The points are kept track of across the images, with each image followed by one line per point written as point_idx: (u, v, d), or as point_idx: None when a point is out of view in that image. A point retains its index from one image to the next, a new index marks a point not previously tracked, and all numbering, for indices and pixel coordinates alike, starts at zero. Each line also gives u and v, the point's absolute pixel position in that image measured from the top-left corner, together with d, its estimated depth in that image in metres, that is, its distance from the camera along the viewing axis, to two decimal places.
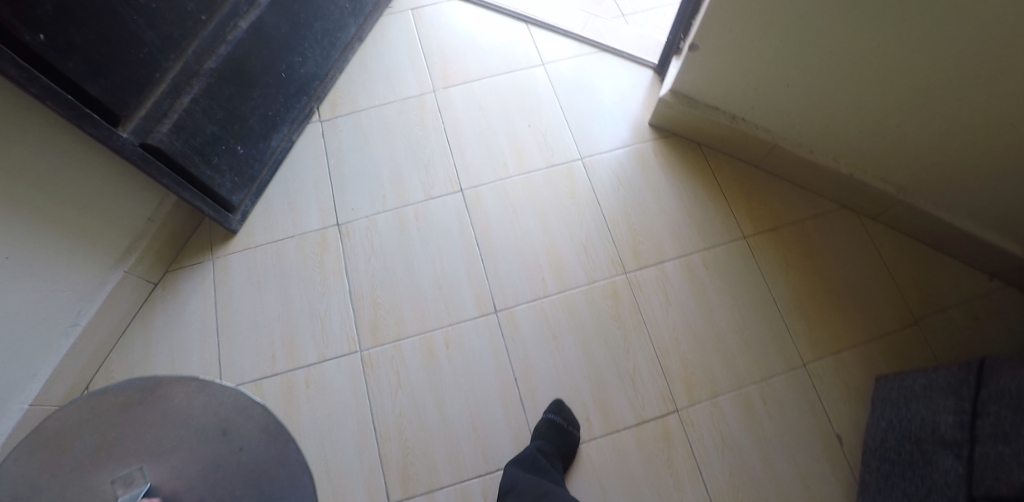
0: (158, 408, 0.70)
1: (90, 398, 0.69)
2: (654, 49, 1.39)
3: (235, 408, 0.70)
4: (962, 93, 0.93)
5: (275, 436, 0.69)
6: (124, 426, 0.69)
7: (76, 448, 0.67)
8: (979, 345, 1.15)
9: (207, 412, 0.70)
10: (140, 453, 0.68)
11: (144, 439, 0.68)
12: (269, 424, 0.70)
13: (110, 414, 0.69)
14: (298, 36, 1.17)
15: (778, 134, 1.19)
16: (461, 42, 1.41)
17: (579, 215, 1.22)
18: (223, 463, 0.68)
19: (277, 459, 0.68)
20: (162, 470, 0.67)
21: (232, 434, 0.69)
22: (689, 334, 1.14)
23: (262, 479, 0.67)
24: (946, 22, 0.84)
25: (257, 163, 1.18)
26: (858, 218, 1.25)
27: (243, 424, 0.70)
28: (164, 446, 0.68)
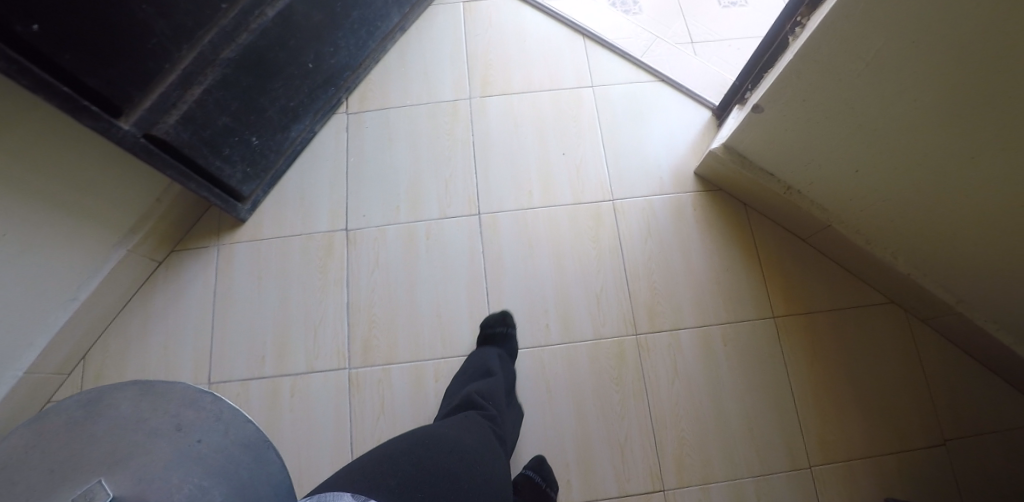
0: (98, 421, 0.60)
1: (27, 426, 0.58)
2: (717, 88, 1.26)
3: (184, 402, 0.62)
4: None
5: (241, 426, 0.62)
6: (74, 445, 0.58)
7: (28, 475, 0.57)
8: (1007, 482, 1.03)
9: (156, 411, 0.61)
10: (97, 468, 0.57)
11: (97, 456, 0.58)
12: (229, 413, 0.62)
13: (51, 437, 0.58)
14: (331, 25, 1.12)
15: (834, 215, 1.07)
16: (509, 48, 1.31)
17: (599, 261, 1.14)
18: (186, 463, 0.59)
19: (251, 445, 0.61)
20: (124, 481, 0.57)
21: (189, 430, 0.60)
22: (692, 412, 1.06)
23: (234, 469, 0.60)
24: None
25: (271, 154, 1.14)
26: (905, 317, 1.13)
27: (198, 417, 0.61)
28: (118, 460, 0.58)
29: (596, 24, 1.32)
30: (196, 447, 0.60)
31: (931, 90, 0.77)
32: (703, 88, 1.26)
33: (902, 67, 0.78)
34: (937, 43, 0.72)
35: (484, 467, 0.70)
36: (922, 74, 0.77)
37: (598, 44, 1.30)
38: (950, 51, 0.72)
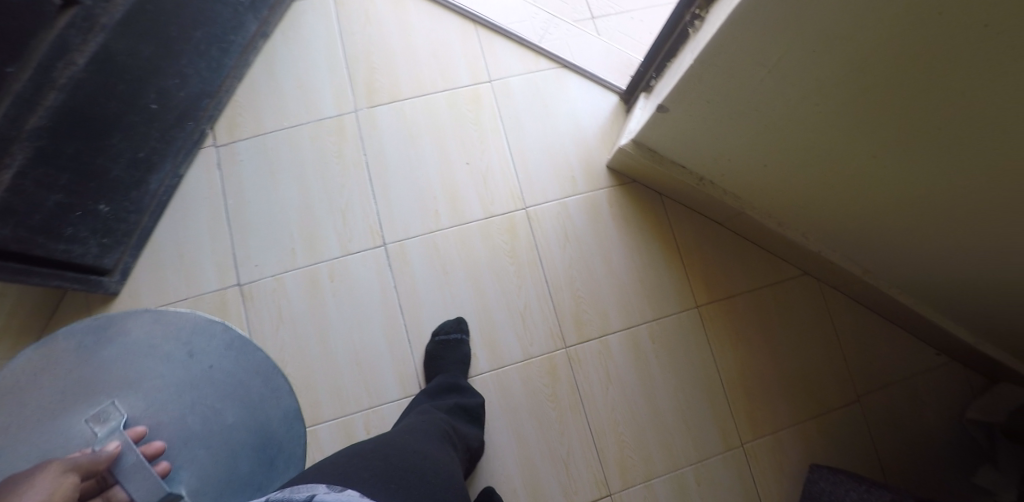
0: (114, 341, 0.79)
1: (36, 349, 0.75)
2: (622, 69, 1.19)
3: (194, 330, 0.80)
4: (955, 211, 0.80)
5: (242, 349, 0.80)
6: (85, 365, 0.76)
7: (39, 385, 0.74)
8: (913, 426, 1.12)
9: (165, 338, 0.80)
10: (112, 389, 0.77)
11: (107, 374, 0.77)
12: (233, 340, 0.80)
13: (64, 359, 0.76)
14: (167, 54, 0.92)
15: (745, 202, 1.06)
16: (393, 44, 1.15)
17: (519, 278, 1.09)
18: (197, 381, 0.78)
19: (251, 369, 0.79)
20: (133, 401, 0.77)
21: (196, 354, 0.80)
22: (629, 415, 1.06)
23: (240, 391, 0.78)
24: (953, 145, 0.70)
25: (131, 215, 1.00)
26: (818, 286, 1.17)
27: (206, 344, 0.80)
28: (131, 380, 0.78)
29: (487, 7, 1.18)
30: (196, 383, 0.78)
31: (833, 94, 0.74)
32: (609, 71, 1.18)
33: (804, 72, 0.73)
34: (850, 49, 0.67)
35: (447, 465, 0.73)
36: (823, 79, 0.72)
37: (492, 31, 1.18)
38: (850, 59, 0.68)
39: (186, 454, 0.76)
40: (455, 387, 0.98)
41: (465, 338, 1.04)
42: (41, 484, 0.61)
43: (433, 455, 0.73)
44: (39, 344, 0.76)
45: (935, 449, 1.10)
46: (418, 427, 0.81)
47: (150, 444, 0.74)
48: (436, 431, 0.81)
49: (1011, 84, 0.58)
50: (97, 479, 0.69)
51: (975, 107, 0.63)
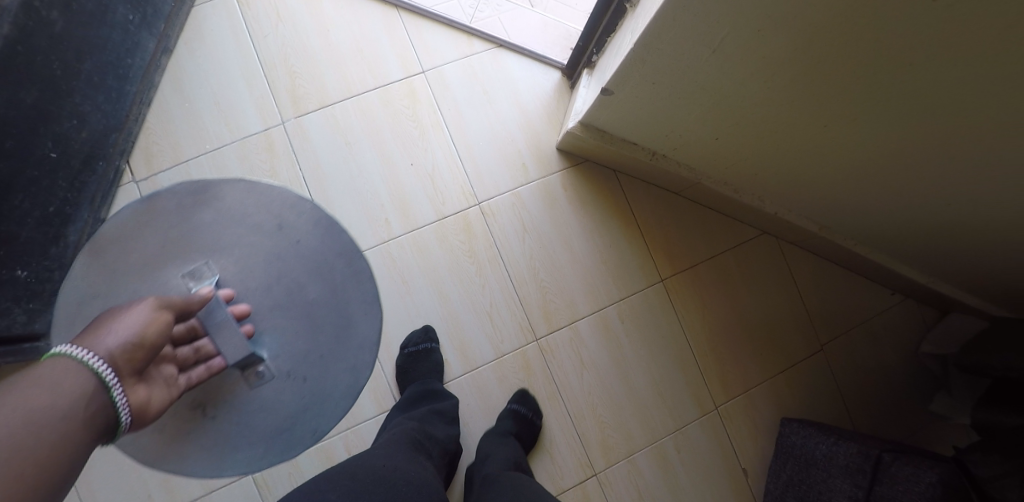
0: (212, 209, 0.67)
1: (139, 204, 0.65)
2: (561, 42, 1.13)
3: (286, 204, 0.68)
4: (907, 169, 0.79)
5: (329, 228, 0.69)
6: (185, 225, 0.66)
7: (131, 251, 0.65)
8: (872, 366, 1.17)
9: (257, 209, 0.68)
10: (203, 250, 0.66)
11: (199, 239, 0.66)
12: (321, 218, 0.69)
13: (167, 220, 0.66)
14: (56, 95, 0.83)
15: (700, 172, 1.04)
16: (311, 43, 1.06)
17: (481, 277, 1.05)
18: (284, 254, 0.68)
19: (335, 250, 0.69)
20: (226, 265, 0.67)
21: (286, 228, 0.68)
22: (607, 398, 1.06)
23: (325, 270, 0.68)
24: (901, 110, 0.68)
25: (54, 272, 0.93)
26: (777, 243, 1.18)
27: (295, 219, 0.68)
28: (222, 244, 0.67)
29: None
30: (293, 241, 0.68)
31: (779, 71, 0.70)
32: (549, 46, 1.12)
33: (747, 53, 0.69)
34: (788, 31, 0.63)
35: (419, 475, 0.71)
36: (767, 58, 0.69)
37: (416, 15, 1.10)
38: (793, 38, 0.64)
39: (270, 321, 0.67)
40: (427, 395, 0.94)
41: (435, 345, 1.01)
42: (136, 311, 0.54)
43: (404, 469, 0.70)
44: (145, 198, 0.65)
45: (894, 384, 1.16)
46: (387, 440, 0.78)
47: (234, 306, 0.65)
48: (406, 440, 0.79)
49: (953, 51, 0.56)
50: (188, 326, 0.62)
51: (920, 76, 0.61)
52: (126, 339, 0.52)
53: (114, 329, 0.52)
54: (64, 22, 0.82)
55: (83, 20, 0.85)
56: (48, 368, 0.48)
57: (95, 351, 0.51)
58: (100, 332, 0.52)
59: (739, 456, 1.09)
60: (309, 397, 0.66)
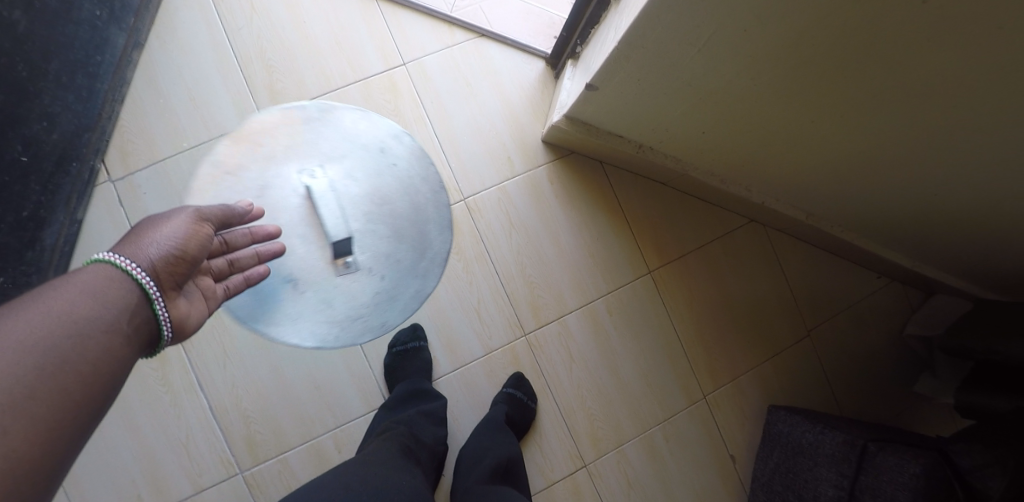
0: (333, 128, 0.83)
1: (282, 108, 0.82)
2: (545, 31, 1.10)
3: (389, 133, 0.85)
4: (893, 160, 0.78)
5: (421, 158, 0.86)
6: (311, 134, 0.82)
7: (264, 146, 0.80)
8: (859, 351, 1.18)
9: (369, 132, 0.84)
10: (321, 156, 0.82)
11: (318, 147, 0.82)
12: (417, 150, 0.85)
13: (298, 126, 0.82)
14: (22, 97, 0.80)
15: (687, 163, 1.03)
16: (287, 37, 1.04)
17: (468, 274, 1.05)
18: (382, 172, 0.83)
19: (423, 176, 0.85)
20: (337, 172, 0.82)
21: (388, 153, 0.84)
22: (595, 391, 1.07)
23: (412, 190, 0.84)
24: (887, 102, 0.67)
25: (32, 275, 0.91)
26: (765, 231, 1.18)
27: (397, 147, 0.85)
28: (334, 154, 0.82)
29: None
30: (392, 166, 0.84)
31: (768, 66, 0.69)
32: (532, 35, 1.10)
33: (735, 48, 0.68)
34: (775, 25, 0.62)
35: (409, 483, 0.72)
36: (755, 53, 0.68)
37: (394, 4, 1.07)
38: (782, 32, 0.63)
39: (361, 221, 0.82)
40: (415, 395, 0.94)
41: (424, 344, 1.01)
42: (176, 222, 0.57)
43: (393, 478, 0.70)
44: (282, 108, 0.81)
45: (880, 367, 1.17)
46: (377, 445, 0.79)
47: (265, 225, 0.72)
48: (397, 446, 0.79)
49: (943, 45, 0.55)
50: (222, 241, 0.67)
51: (908, 69, 0.60)
52: (167, 251, 0.54)
53: (154, 241, 0.54)
54: (27, 22, 0.79)
55: (47, 19, 0.82)
56: (92, 275, 0.50)
57: (137, 260, 0.52)
58: (141, 242, 0.54)
59: (727, 444, 1.11)
60: (385, 291, 0.81)
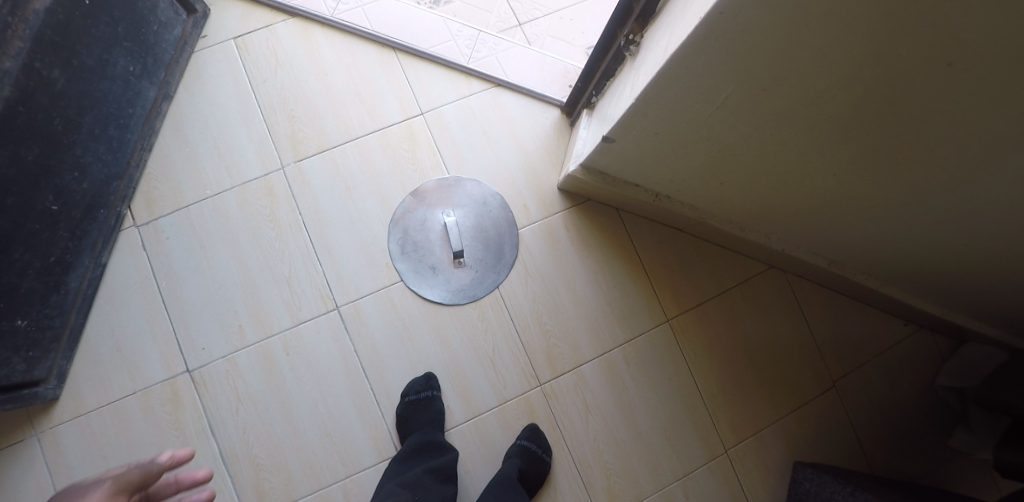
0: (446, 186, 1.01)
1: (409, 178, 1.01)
2: (561, 80, 1.12)
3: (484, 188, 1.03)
4: (921, 209, 0.75)
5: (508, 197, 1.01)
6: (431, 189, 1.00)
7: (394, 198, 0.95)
8: (890, 403, 1.10)
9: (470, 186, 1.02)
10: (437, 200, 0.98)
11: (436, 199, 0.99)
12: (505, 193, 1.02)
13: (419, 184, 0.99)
14: (57, 149, 0.83)
15: (705, 211, 1.01)
16: (310, 88, 1.08)
17: (483, 323, 1.04)
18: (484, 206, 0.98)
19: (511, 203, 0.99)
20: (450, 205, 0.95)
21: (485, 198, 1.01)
22: (612, 443, 1.03)
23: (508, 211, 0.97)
24: (915, 150, 0.64)
25: (54, 318, 0.91)
26: (785, 276, 1.14)
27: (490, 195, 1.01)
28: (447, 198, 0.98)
29: (406, 31, 1.11)
30: (484, 207, 1.07)
31: (788, 121, 0.69)
32: (548, 84, 1.11)
33: (754, 104, 0.68)
34: (795, 80, 0.61)
35: None
36: (774, 110, 0.67)
37: (413, 56, 1.10)
38: (802, 91, 0.62)
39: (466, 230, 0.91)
40: (426, 449, 0.93)
41: (437, 393, 0.99)
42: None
43: None
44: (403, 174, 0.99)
45: (913, 421, 1.10)
46: None
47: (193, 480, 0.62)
48: None
49: (973, 103, 0.53)
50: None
51: (935, 122, 0.59)
52: None
53: None
54: (65, 80, 0.82)
55: (84, 76, 0.85)
56: None
57: None
58: None
59: None
60: None
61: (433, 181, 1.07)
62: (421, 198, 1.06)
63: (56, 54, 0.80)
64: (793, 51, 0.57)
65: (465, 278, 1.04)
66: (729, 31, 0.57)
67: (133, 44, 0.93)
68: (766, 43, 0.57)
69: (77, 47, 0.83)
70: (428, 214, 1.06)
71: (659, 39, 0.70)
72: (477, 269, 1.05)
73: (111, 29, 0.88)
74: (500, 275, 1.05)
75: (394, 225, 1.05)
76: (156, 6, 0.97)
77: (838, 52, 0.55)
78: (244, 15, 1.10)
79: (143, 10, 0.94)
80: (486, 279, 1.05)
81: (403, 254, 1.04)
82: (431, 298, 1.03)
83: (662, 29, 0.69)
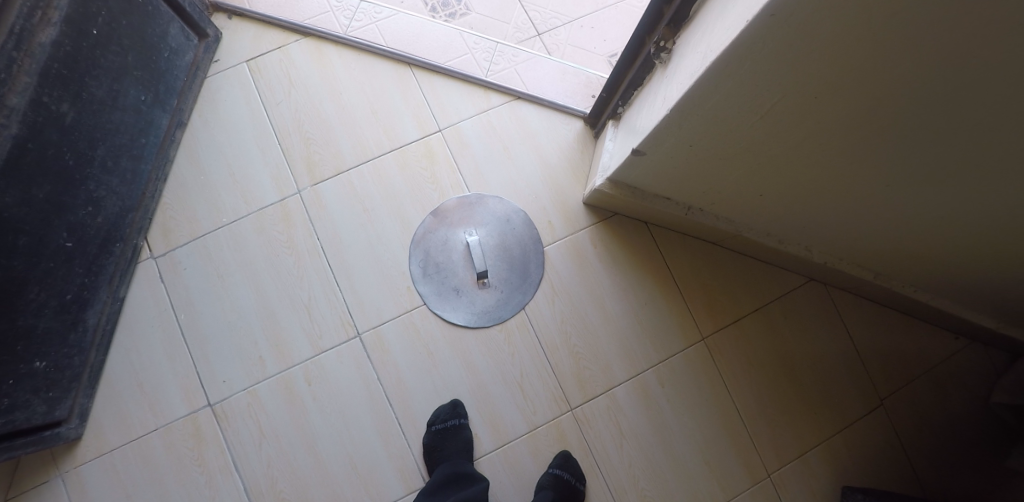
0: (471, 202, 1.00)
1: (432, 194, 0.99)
2: (583, 90, 1.08)
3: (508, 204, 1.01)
4: (989, 220, 0.68)
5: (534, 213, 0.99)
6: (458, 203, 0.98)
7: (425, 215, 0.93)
8: (942, 420, 1.03)
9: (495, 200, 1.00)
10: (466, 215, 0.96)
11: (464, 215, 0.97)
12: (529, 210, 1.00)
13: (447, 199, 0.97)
14: (69, 185, 0.81)
15: (741, 224, 0.96)
16: (325, 109, 1.05)
17: (510, 346, 0.99)
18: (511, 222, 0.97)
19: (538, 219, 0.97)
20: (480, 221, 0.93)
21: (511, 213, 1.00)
22: (650, 470, 0.97)
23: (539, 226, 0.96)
24: (986, 161, 0.58)
25: (73, 357, 0.90)
26: (827, 289, 1.07)
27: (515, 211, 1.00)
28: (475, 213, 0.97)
29: (420, 45, 1.07)
30: (507, 224, 1.03)
31: (837, 133, 0.63)
32: (569, 95, 1.07)
33: (802, 114, 0.62)
34: (851, 87, 0.56)
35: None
36: (822, 119, 0.62)
37: (429, 71, 1.07)
38: (857, 99, 0.57)
39: None
40: (457, 479, 0.89)
41: (464, 421, 0.95)
42: None
43: None
44: None
45: (967, 440, 1.02)
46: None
47: None
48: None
49: None
50: None
51: (1012, 131, 0.52)
52: None
53: None
54: (75, 113, 0.80)
55: (93, 109, 0.83)
56: None
57: None
58: None
59: None
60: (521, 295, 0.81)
61: (454, 200, 1.03)
62: (441, 218, 1.02)
63: (64, 87, 0.77)
64: (850, 59, 0.52)
65: (490, 299, 1.00)
66: (777, 37, 0.52)
67: (143, 72, 0.91)
68: (818, 50, 0.53)
69: (86, 78, 0.81)
70: (450, 234, 1.02)
71: (694, 48, 0.65)
72: (502, 289, 1.01)
73: (121, 59, 0.86)
74: (527, 294, 1.01)
75: (415, 246, 1.01)
76: (167, 33, 0.94)
77: (903, 58, 0.49)
78: (256, 37, 1.08)
79: (153, 36, 0.92)
80: (512, 299, 1.01)
81: (425, 276, 1.01)
82: (455, 321, 0.99)
83: (698, 36, 0.64)
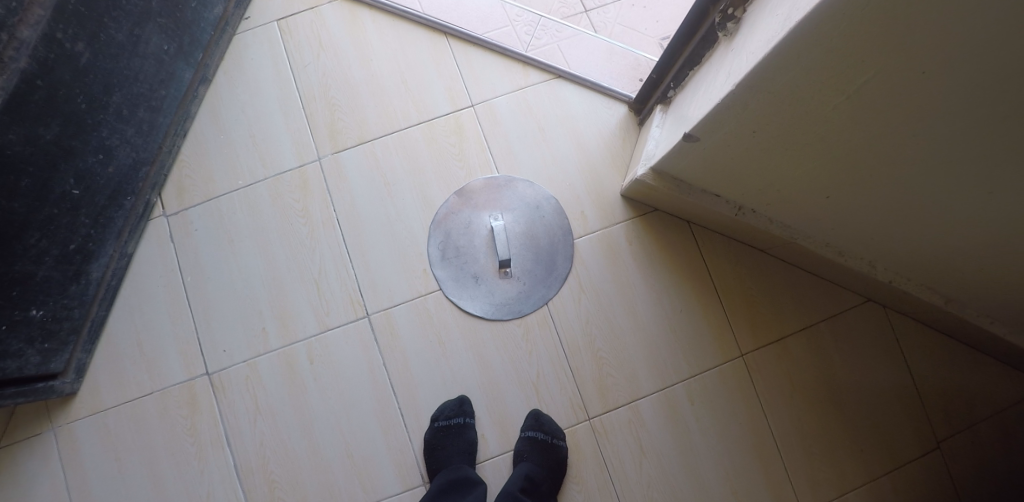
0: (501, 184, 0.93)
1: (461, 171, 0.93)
2: (630, 73, 0.99)
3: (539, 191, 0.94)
4: None
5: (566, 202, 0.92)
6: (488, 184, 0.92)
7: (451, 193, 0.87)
8: (1007, 473, 0.90)
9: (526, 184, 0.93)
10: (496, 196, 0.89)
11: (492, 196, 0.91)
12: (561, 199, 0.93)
13: None
14: (79, 130, 0.76)
15: (798, 230, 0.86)
16: (353, 74, 0.99)
17: (528, 343, 0.92)
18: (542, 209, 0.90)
19: None
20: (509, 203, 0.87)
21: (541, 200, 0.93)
22: (669, 493, 0.88)
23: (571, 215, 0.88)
24: None
25: (73, 309, 0.86)
26: (885, 313, 0.96)
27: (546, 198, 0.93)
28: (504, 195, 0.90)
29: (459, 14, 1.01)
30: (537, 211, 0.95)
31: (936, 126, 0.53)
32: (614, 77, 0.99)
33: (895, 100, 0.53)
34: (962, 71, 0.46)
35: None
36: (921, 108, 0.52)
37: (465, 41, 1.00)
38: (973, 84, 0.46)
39: None
40: (456, 486, 0.82)
41: (470, 420, 0.88)
42: None
43: None
44: None
45: None
46: None
47: None
48: None
49: None
50: None
51: None
52: None
53: None
54: (90, 54, 0.75)
55: (111, 52, 0.78)
56: None
57: None
58: None
59: None
60: None
61: (481, 180, 0.96)
62: (466, 198, 0.95)
63: (81, 25, 0.72)
64: (992, 31, 0.41)
65: (511, 291, 0.93)
66: None
67: (168, 20, 0.86)
68: (949, 14, 0.41)
69: (105, 18, 0.76)
70: (474, 217, 0.95)
71: (772, 12, 0.56)
72: (524, 280, 0.93)
73: (144, 3, 0.81)
74: (551, 288, 0.93)
75: (435, 226, 0.95)
76: None
77: None
78: None
79: None
80: (536, 292, 0.93)
81: (444, 259, 0.94)
82: (472, 311, 0.92)
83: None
